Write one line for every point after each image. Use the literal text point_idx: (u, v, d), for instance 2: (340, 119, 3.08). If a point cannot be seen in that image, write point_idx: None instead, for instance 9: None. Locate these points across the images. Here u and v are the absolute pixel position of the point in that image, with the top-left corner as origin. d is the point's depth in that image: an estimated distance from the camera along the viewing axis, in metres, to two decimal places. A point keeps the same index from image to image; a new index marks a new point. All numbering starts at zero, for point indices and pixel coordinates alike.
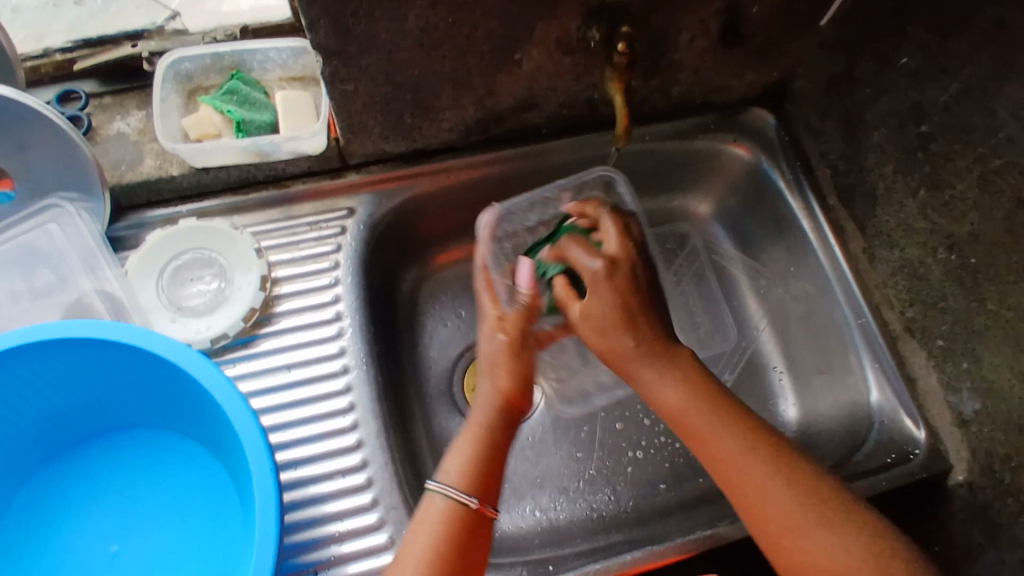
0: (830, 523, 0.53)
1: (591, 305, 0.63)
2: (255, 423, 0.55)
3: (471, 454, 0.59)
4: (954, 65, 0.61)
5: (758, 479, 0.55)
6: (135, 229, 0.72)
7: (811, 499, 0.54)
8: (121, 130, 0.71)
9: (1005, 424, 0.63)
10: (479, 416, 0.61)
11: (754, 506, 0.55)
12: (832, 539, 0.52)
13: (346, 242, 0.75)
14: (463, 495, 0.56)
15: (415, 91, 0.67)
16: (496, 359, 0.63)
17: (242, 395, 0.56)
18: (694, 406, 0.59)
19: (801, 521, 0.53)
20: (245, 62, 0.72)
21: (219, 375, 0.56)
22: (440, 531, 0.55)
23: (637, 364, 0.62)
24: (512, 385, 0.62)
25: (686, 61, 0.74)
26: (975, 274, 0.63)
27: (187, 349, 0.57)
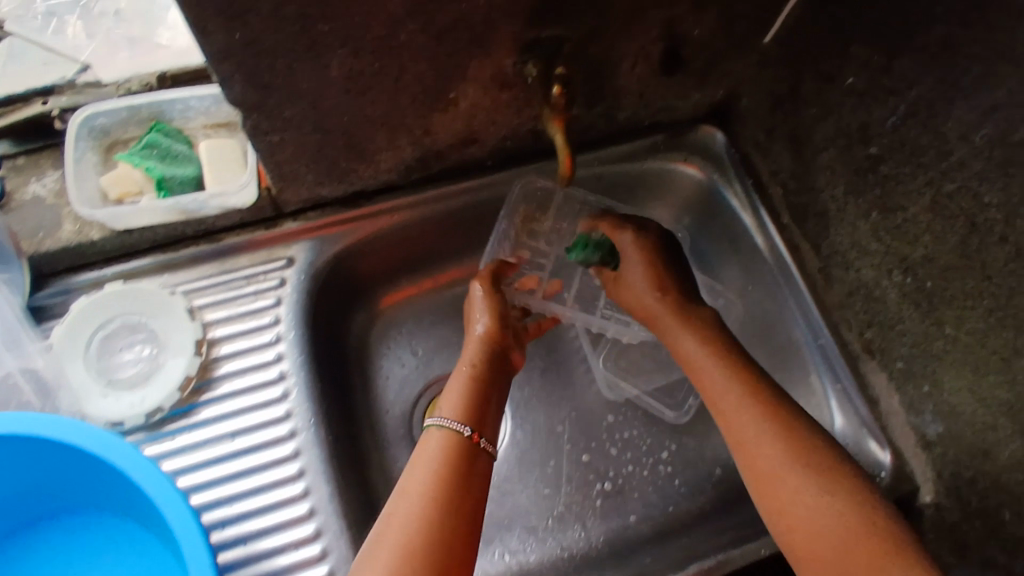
0: (803, 469, 0.57)
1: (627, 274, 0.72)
2: (185, 504, 0.52)
3: (460, 387, 0.63)
4: (900, 86, 0.59)
5: (754, 424, 0.60)
6: (62, 296, 0.68)
7: (792, 443, 0.58)
8: (37, 193, 0.67)
9: (968, 447, 0.63)
10: (465, 359, 0.66)
11: (749, 449, 0.60)
12: (804, 480, 0.56)
13: (287, 294, 0.71)
14: (457, 423, 0.59)
15: (346, 136, 0.64)
16: (473, 304, 0.71)
17: (168, 475, 0.53)
18: (706, 357, 0.65)
19: (782, 463, 0.58)
20: (164, 113, 0.68)
21: (140, 456, 0.53)
22: (437, 461, 0.57)
23: (664, 319, 0.69)
24: (490, 324, 0.68)
25: (629, 87, 0.71)
26: (931, 298, 0.62)
27: (103, 433, 0.53)
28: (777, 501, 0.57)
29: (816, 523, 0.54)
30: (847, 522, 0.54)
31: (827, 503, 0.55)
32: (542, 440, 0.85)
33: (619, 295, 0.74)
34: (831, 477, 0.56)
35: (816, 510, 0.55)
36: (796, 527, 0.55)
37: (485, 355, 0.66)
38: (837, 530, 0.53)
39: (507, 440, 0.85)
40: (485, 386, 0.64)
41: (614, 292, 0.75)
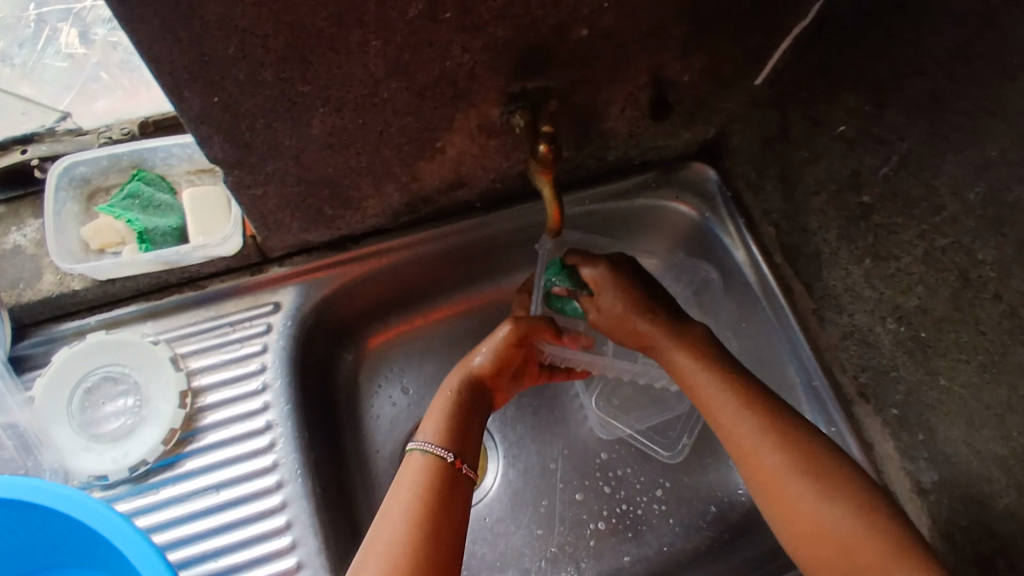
0: (811, 474, 0.55)
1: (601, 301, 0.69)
2: (161, 560, 0.51)
3: (440, 410, 0.63)
4: (891, 136, 0.59)
5: (753, 432, 0.59)
6: (46, 345, 0.67)
7: (795, 449, 0.57)
8: (17, 243, 0.66)
9: (963, 496, 0.62)
10: (448, 385, 0.66)
11: (751, 459, 0.58)
12: (809, 487, 0.55)
13: (273, 340, 0.70)
14: (440, 449, 0.59)
15: (331, 186, 0.63)
16: (490, 341, 0.68)
17: (144, 535, 0.51)
18: (700, 368, 0.63)
19: (784, 469, 0.56)
20: (146, 160, 0.67)
21: (115, 516, 0.52)
22: (418, 483, 0.57)
23: (652, 337, 0.67)
24: (485, 361, 0.67)
25: (619, 129, 0.70)
26: (925, 347, 0.61)
27: (76, 495, 0.52)
28: (784, 509, 0.55)
29: (826, 529, 0.53)
30: (857, 526, 0.52)
31: (835, 508, 0.54)
32: (535, 480, 0.84)
33: (605, 324, 0.69)
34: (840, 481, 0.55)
35: (824, 515, 0.54)
36: (804, 533, 0.54)
37: (470, 384, 0.66)
38: (848, 535, 0.52)
39: (499, 480, 0.84)
40: (467, 413, 0.64)
41: (597, 322, 0.70)
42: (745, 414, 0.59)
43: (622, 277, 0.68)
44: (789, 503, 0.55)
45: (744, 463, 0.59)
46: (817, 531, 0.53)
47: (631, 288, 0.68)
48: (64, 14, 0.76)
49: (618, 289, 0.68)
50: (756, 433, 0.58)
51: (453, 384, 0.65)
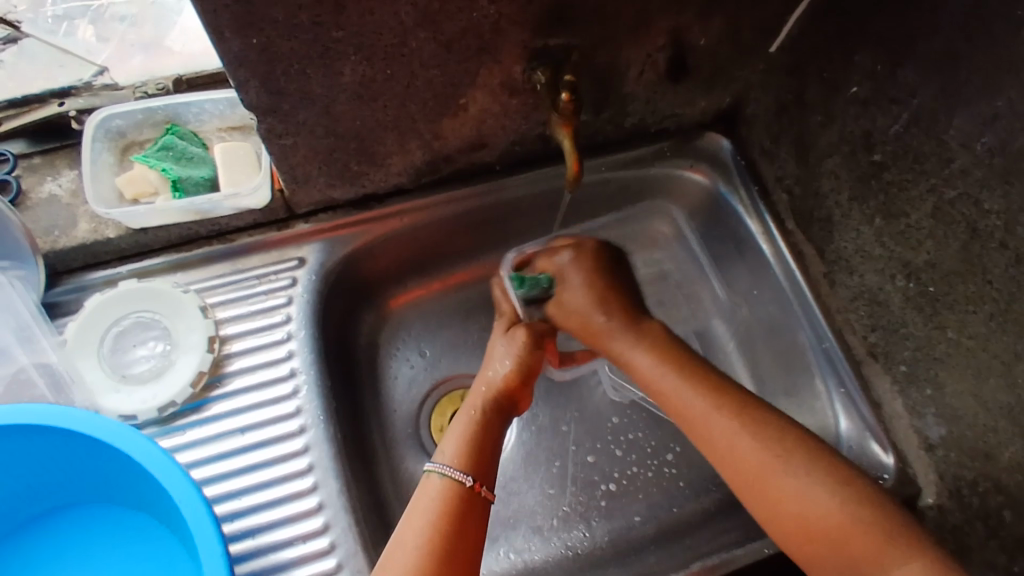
0: (794, 466, 0.57)
1: (567, 295, 0.74)
2: (197, 493, 0.53)
3: (463, 432, 0.64)
4: (903, 95, 0.61)
5: (727, 432, 0.61)
6: (76, 293, 0.69)
7: (773, 443, 0.59)
8: (52, 192, 0.68)
9: (970, 449, 0.63)
10: (474, 404, 0.67)
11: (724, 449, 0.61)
12: (791, 476, 0.57)
13: (298, 294, 0.72)
14: (458, 473, 0.60)
15: (358, 140, 0.65)
16: (512, 347, 0.72)
17: (187, 473, 0.54)
18: (660, 369, 0.67)
19: (765, 463, 0.58)
20: (180, 115, 0.69)
21: (160, 453, 0.54)
22: (433, 512, 0.58)
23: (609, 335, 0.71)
24: (513, 371, 0.70)
25: (636, 94, 0.72)
26: (933, 301, 0.63)
27: (125, 429, 0.54)
28: (770, 507, 0.58)
29: (813, 519, 0.55)
30: (838, 511, 0.55)
31: (820, 496, 0.56)
32: (547, 442, 0.86)
33: (563, 318, 0.75)
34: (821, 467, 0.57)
35: (809, 504, 0.56)
36: (793, 528, 0.56)
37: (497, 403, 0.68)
38: (836, 522, 0.54)
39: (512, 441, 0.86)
40: (487, 430, 0.65)
41: (557, 317, 0.76)
42: (716, 415, 0.62)
43: (591, 265, 0.75)
44: (770, 487, 0.58)
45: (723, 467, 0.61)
46: (804, 522, 0.55)
47: (595, 279, 0.74)
48: (83, 11, 0.76)
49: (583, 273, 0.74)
50: (731, 431, 0.61)
51: (479, 404, 0.67)
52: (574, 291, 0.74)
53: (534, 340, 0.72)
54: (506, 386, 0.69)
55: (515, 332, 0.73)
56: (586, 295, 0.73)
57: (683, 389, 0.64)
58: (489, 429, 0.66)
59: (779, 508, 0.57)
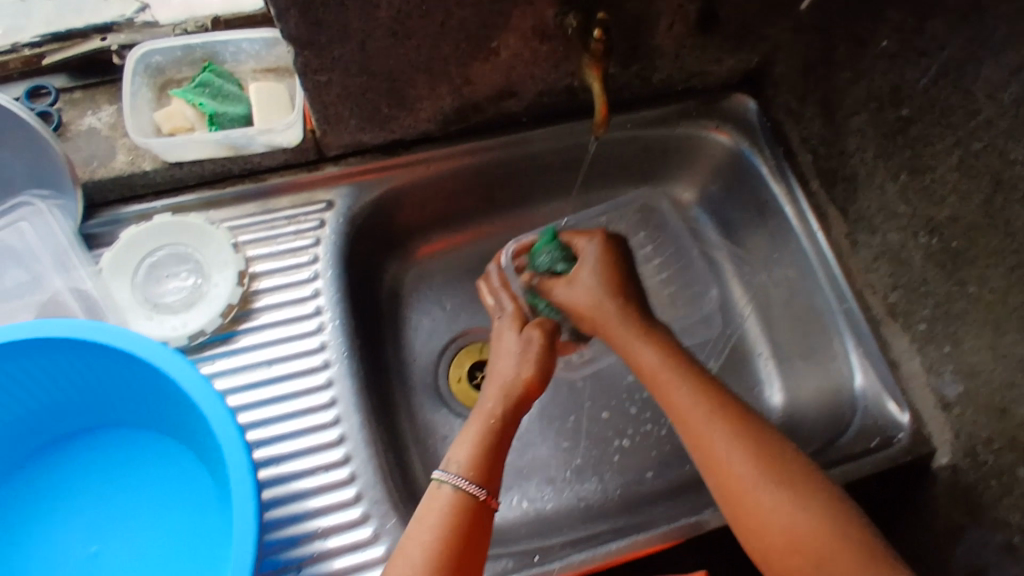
0: (788, 481, 0.57)
1: (580, 275, 0.73)
2: (225, 409, 0.55)
3: (478, 441, 0.62)
4: (933, 47, 0.61)
5: (725, 443, 0.60)
6: (110, 226, 0.71)
7: (768, 460, 0.59)
8: (92, 125, 0.70)
9: (987, 406, 0.64)
10: (494, 408, 0.65)
11: (719, 466, 0.60)
12: (782, 494, 0.57)
13: (325, 235, 0.74)
14: (472, 487, 0.59)
15: (389, 81, 0.66)
16: (526, 351, 0.70)
17: (218, 393, 0.56)
18: (666, 370, 0.66)
19: (754, 479, 0.58)
20: (218, 54, 0.71)
21: (195, 373, 0.56)
22: (443, 525, 0.57)
23: (617, 330, 0.70)
24: (533, 375, 0.68)
25: (665, 47, 0.72)
26: (955, 257, 0.63)
27: (161, 348, 0.56)
28: (752, 518, 0.57)
29: (800, 538, 0.55)
30: (827, 536, 0.54)
31: (810, 517, 0.55)
32: (563, 397, 0.86)
33: (569, 297, 0.73)
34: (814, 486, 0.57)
35: (797, 524, 0.55)
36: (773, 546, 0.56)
37: (514, 408, 0.66)
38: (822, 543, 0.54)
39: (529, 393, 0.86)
40: (502, 437, 0.63)
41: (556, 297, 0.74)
42: (715, 421, 0.61)
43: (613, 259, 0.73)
44: (758, 508, 0.57)
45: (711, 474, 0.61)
46: (794, 539, 0.55)
47: (612, 270, 0.72)
48: None
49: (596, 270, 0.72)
50: (727, 443, 0.60)
51: (500, 410, 0.65)
52: (588, 278, 0.72)
53: (547, 346, 0.71)
54: (526, 391, 0.67)
55: (529, 331, 0.71)
56: (601, 285, 0.71)
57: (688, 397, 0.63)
58: (503, 438, 0.64)
59: (761, 522, 0.57)
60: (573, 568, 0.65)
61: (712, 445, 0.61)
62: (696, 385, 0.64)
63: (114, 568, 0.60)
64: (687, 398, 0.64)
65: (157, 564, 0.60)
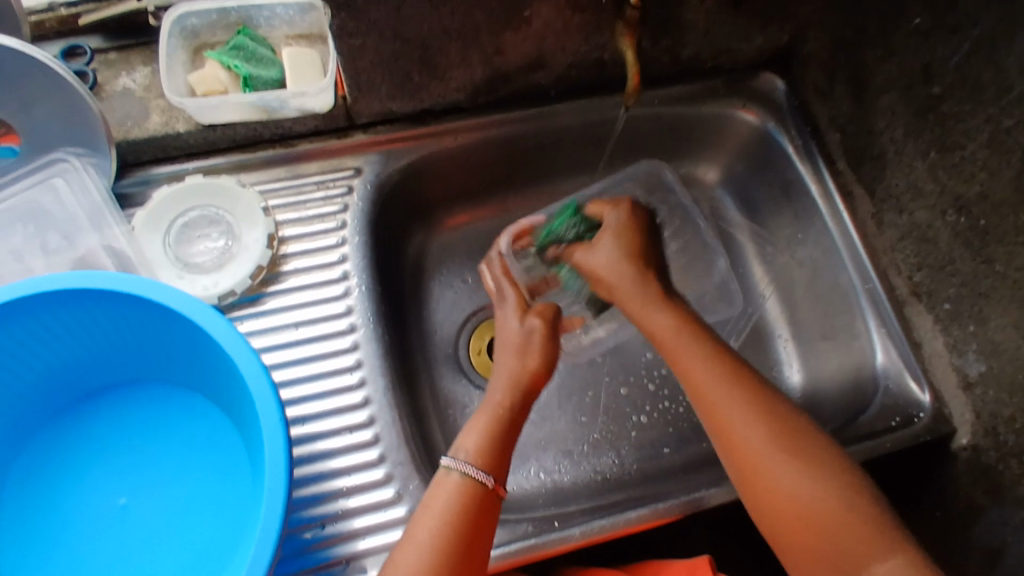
0: (804, 456, 0.56)
1: (601, 244, 0.68)
2: (258, 361, 0.56)
3: (488, 429, 0.60)
4: (965, 23, 0.62)
5: (742, 415, 0.58)
6: (142, 186, 0.72)
7: (786, 434, 0.57)
8: (126, 86, 0.72)
9: (1010, 386, 0.64)
10: (500, 397, 0.62)
11: (735, 437, 0.58)
12: (799, 469, 0.56)
13: (353, 202, 0.74)
14: (481, 474, 0.57)
15: (422, 48, 0.67)
16: (530, 342, 0.65)
17: (252, 348, 0.56)
18: (679, 338, 0.63)
19: (767, 452, 0.57)
20: (252, 19, 0.72)
21: (231, 331, 0.57)
22: (451, 513, 0.56)
23: (629, 294, 0.65)
24: (541, 364, 0.64)
25: (696, 22, 0.73)
26: (983, 235, 0.64)
27: (197, 303, 0.57)
28: (767, 493, 0.56)
29: (812, 514, 0.54)
30: (839, 512, 0.54)
31: (825, 494, 0.54)
32: (582, 371, 0.86)
33: (586, 263, 0.69)
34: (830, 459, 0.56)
35: (812, 505, 0.54)
36: (782, 522, 0.55)
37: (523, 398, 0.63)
38: (832, 518, 0.53)
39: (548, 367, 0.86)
40: (508, 435, 0.61)
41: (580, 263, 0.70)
42: (731, 393, 0.59)
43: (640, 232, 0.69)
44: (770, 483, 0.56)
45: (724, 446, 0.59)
46: (807, 517, 0.54)
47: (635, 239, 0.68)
48: None
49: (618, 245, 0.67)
50: (745, 417, 0.58)
51: (506, 401, 0.62)
52: (608, 244, 0.68)
53: (549, 334, 0.66)
54: (533, 381, 0.64)
55: (531, 320, 0.67)
56: (623, 253, 0.67)
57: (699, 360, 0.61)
58: (510, 432, 0.61)
59: (777, 500, 0.55)
60: (594, 533, 0.66)
61: (726, 419, 0.59)
62: (712, 353, 0.62)
63: (142, 521, 0.61)
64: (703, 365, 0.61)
65: (184, 518, 0.61)
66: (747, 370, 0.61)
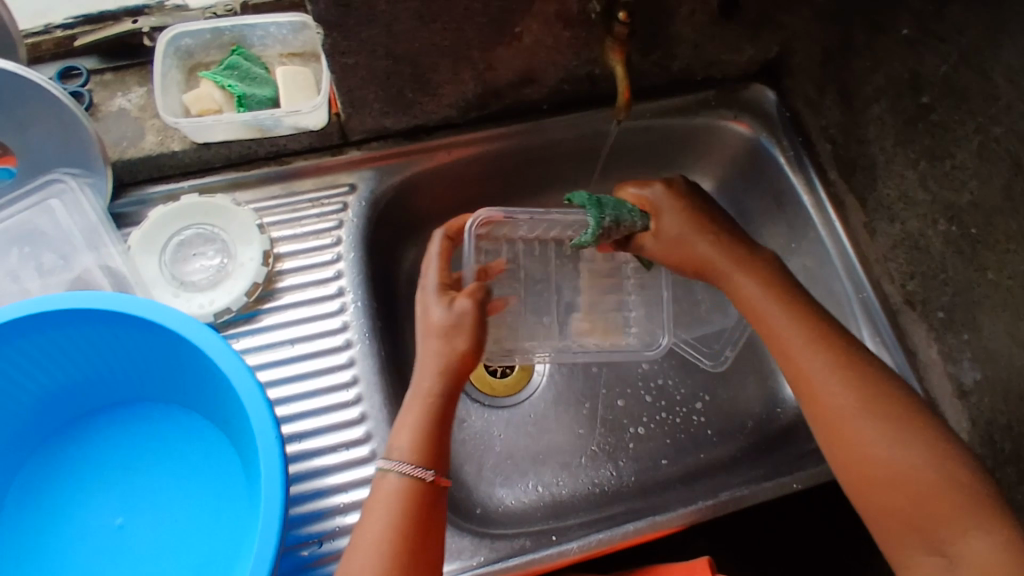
0: (876, 423, 0.57)
1: (665, 224, 0.70)
2: (253, 379, 0.56)
3: (421, 424, 0.59)
4: (951, 33, 0.63)
5: (830, 379, 0.60)
6: (138, 206, 0.72)
7: (867, 395, 0.58)
8: (122, 106, 0.73)
9: (1005, 393, 0.64)
10: (428, 386, 0.60)
11: (823, 402, 0.59)
12: (881, 429, 0.57)
13: (348, 218, 0.75)
14: (419, 471, 0.57)
15: (414, 65, 0.67)
16: (459, 324, 0.61)
17: (248, 365, 0.57)
18: (767, 300, 0.65)
19: (861, 420, 0.58)
20: (245, 38, 0.73)
21: (225, 347, 0.57)
22: (393, 516, 0.56)
23: (718, 262, 0.68)
24: (468, 346, 0.61)
25: (686, 35, 0.73)
26: (974, 242, 0.65)
27: (190, 321, 0.57)
28: (863, 462, 0.57)
29: (905, 484, 0.55)
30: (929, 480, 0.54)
31: (924, 471, 0.55)
32: (577, 382, 0.85)
33: (662, 252, 0.71)
34: (899, 425, 0.57)
35: (910, 471, 0.55)
36: (872, 484, 0.56)
37: (451, 384, 0.61)
38: (901, 486, 0.55)
39: (546, 381, 0.86)
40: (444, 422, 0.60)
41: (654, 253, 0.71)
42: (818, 356, 0.61)
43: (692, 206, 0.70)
44: (867, 449, 0.57)
45: (812, 409, 0.61)
46: (865, 473, 0.57)
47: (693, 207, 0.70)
48: None
49: (679, 213, 0.69)
50: (836, 382, 0.59)
51: (435, 389, 0.60)
52: (671, 220, 0.70)
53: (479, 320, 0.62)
54: (461, 364, 0.61)
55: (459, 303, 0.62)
56: (692, 219, 0.69)
57: (782, 320, 0.64)
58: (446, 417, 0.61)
59: (872, 467, 0.56)
60: (590, 547, 0.65)
61: (816, 385, 0.60)
62: (800, 316, 0.63)
63: (139, 543, 0.61)
64: (789, 326, 0.63)
65: (181, 540, 0.61)
66: (834, 329, 0.63)
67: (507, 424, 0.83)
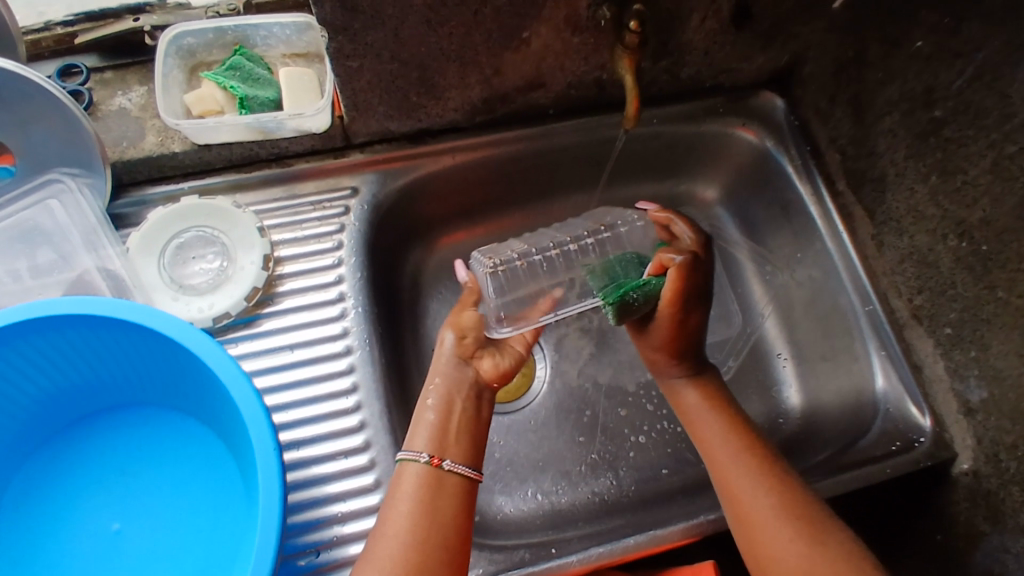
0: (788, 522, 0.58)
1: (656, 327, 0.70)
2: (249, 386, 0.56)
3: (420, 415, 0.61)
4: (967, 49, 0.62)
5: (753, 482, 0.61)
6: (138, 207, 0.72)
7: (787, 494, 0.60)
8: (122, 105, 0.72)
9: (1012, 412, 0.64)
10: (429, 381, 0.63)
11: (743, 499, 0.60)
12: (795, 527, 0.57)
13: (350, 222, 0.74)
14: (414, 452, 0.58)
15: (420, 69, 0.66)
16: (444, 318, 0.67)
17: (246, 374, 0.56)
18: (705, 411, 0.68)
19: (775, 519, 0.58)
20: (249, 38, 0.72)
21: (222, 355, 0.56)
22: (399, 500, 0.56)
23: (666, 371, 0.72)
24: (449, 334, 0.65)
25: (696, 43, 0.72)
26: (985, 260, 0.63)
27: (189, 327, 0.57)
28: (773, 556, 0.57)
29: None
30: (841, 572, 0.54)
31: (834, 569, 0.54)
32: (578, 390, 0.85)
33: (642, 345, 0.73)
34: (815, 525, 0.57)
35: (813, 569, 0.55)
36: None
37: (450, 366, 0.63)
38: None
39: (546, 388, 0.85)
40: (453, 409, 0.61)
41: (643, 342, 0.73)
42: (743, 459, 0.63)
43: (689, 284, 0.67)
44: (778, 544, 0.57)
45: (731, 506, 0.61)
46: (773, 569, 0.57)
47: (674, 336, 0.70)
48: None
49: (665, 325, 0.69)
50: (756, 486, 0.60)
51: (433, 378, 0.63)
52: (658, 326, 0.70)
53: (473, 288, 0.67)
54: (455, 348, 0.64)
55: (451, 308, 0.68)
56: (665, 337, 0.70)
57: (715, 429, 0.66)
58: (448, 402, 0.61)
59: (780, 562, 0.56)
60: (591, 561, 0.65)
61: (737, 483, 0.61)
62: (733, 425, 0.66)
63: (133, 551, 0.61)
64: (719, 432, 0.66)
65: (178, 547, 0.61)
66: (761, 438, 0.65)
67: (507, 430, 0.82)
